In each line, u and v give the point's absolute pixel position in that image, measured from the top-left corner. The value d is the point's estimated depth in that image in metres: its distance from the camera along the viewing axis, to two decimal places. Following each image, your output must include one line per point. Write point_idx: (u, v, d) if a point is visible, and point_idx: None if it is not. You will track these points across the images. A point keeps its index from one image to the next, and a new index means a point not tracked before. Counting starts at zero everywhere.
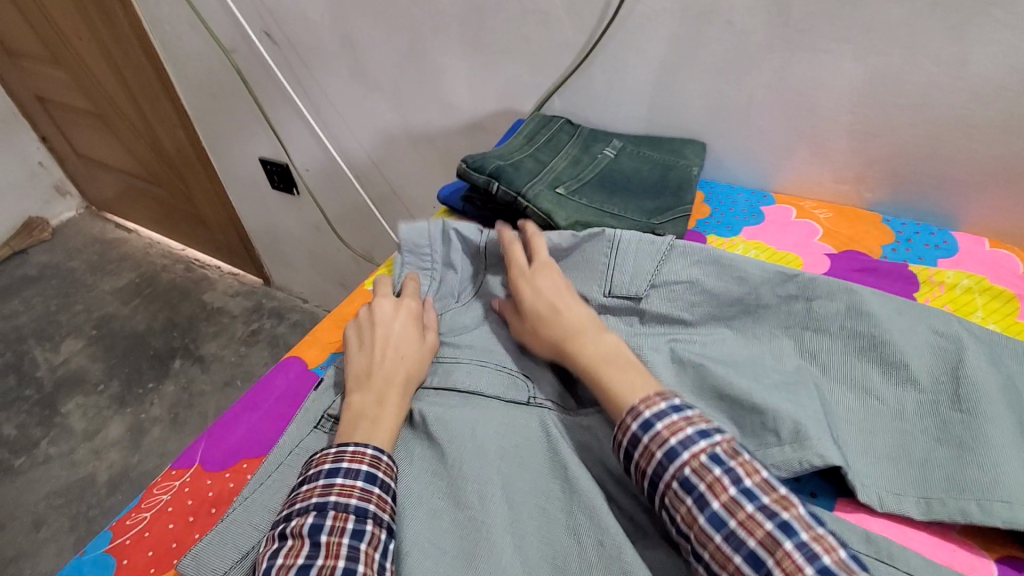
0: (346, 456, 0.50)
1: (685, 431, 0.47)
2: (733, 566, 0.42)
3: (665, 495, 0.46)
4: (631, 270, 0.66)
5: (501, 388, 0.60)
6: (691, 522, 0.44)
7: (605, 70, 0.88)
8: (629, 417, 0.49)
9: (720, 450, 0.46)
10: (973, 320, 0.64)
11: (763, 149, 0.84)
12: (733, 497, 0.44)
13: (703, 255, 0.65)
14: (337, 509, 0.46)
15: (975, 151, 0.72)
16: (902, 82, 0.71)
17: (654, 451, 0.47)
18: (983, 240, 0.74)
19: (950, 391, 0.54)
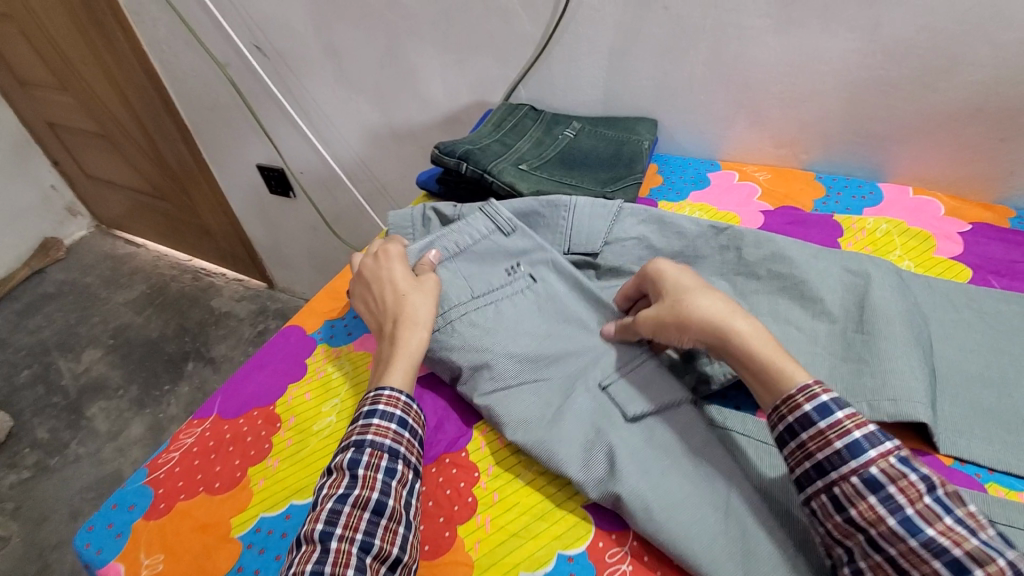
0: (383, 399, 0.57)
1: (870, 427, 0.46)
2: (928, 568, 0.40)
3: (840, 487, 0.45)
4: (586, 230, 0.75)
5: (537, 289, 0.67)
6: (874, 519, 0.43)
7: (561, 59, 0.96)
8: (800, 395, 0.48)
9: (906, 455, 0.44)
10: (891, 258, 0.71)
11: (707, 121, 0.92)
12: (929, 505, 0.42)
13: (648, 216, 0.74)
14: (374, 449, 0.53)
15: (895, 107, 0.79)
16: (822, 51, 0.78)
17: (832, 440, 0.46)
18: (907, 189, 0.82)
19: (857, 316, 0.63)
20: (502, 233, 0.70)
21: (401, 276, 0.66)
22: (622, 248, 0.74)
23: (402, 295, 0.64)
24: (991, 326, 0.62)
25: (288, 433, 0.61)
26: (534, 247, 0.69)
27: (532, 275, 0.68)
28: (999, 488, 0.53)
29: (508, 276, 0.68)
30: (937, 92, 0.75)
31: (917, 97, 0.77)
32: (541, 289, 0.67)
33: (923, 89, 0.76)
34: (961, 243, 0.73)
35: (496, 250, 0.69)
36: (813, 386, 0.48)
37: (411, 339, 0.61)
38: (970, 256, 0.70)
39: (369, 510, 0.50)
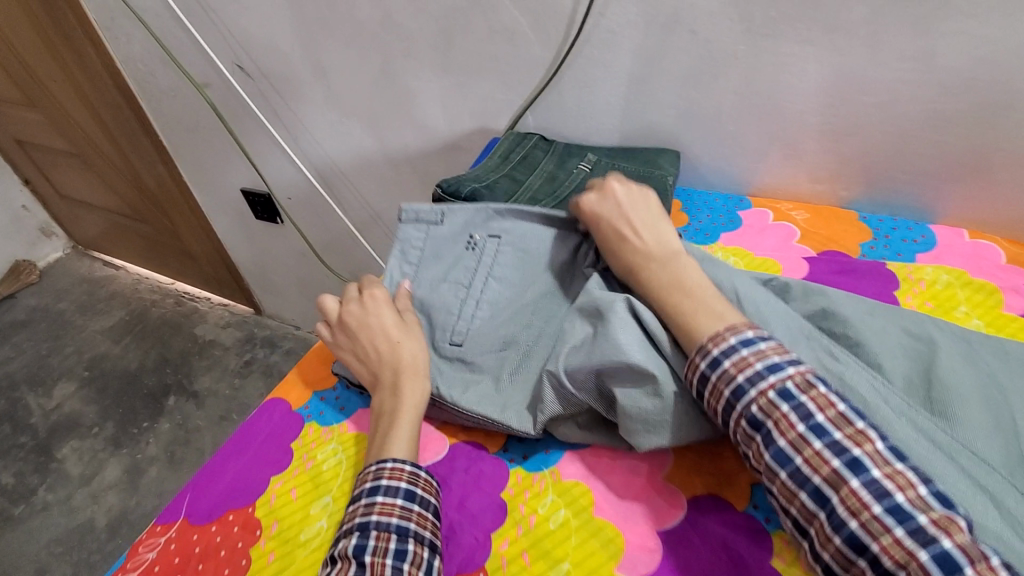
0: (386, 473, 0.51)
1: (753, 367, 0.44)
2: (798, 504, 0.40)
3: (736, 432, 0.45)
4: None
5: (495, 264, 0.66)
6: (758, 457, 0.43)
7: (574, 84, 0.88)
8: (696, 356, 0.47)
9: (791, 385, 0.43)
10: (956, 317, 0.63)
11: (737, 154, 0.83)
12: (801, 434, 0.41)
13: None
14: (380, 531, 0.47)
15: (950, 143, 0.71)
16: (870, 80, 0.70)
17: (722, 388, 0.45)
18: (962, 232, 0.74)
19: (925, 391, 0.53)
20: (434, 223, 0.69)
21: (394, 323, 0.63)
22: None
23: (395, 346, 0.61)
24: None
25: (269, 546, 0.51)
26: (472, 215, 0.69)
27: (490, 235, 0.68)
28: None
29: (470, 251, 0.68)
30: (1000, 127, 0.67)
31: (976, 132, 0.69)
32: (510, 243, 0.67)
33: (984, 123, 0.68)
34: None
35: (442, 240, 0.69)
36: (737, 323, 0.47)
37: (412, 392, 0.58)
38: None
39: None
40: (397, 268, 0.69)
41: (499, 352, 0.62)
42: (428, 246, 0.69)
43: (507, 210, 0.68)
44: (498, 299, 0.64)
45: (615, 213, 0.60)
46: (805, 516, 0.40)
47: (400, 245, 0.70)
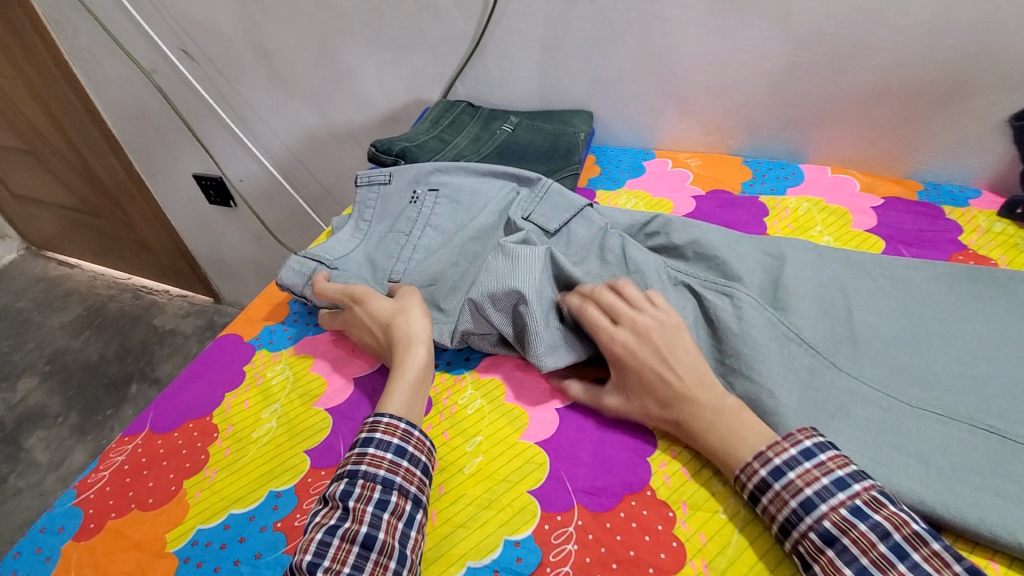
0: (380, 427, 0.53)
1: (820, 482, 0.44)
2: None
3: (801, 545, 0.44)
4: (552, 208, 0.73)
5: (436, 215, 0.76)
6: (833, 575, 0.41)
7: (495, 55, 0.97)
8: (755, 462, 0.47)
9: (862, 502, 0.42)
10: (811, 234, 0.74)
11: (641, 112, 0.94)
12: (882, 554, 0.40)
13: (572, 207, 0.73)
14: (366, 480, 0.50)
15: (811, 91, 0.82)
16: (740, 39, 0.81)
17: (787, 498, 0.45)
18: (826, 169, 0.86)
19: (771, 294, 0.63)
20: (384, 183, 0.81)
21: (382, 308, 0.64)
22: (559, 244, 0.71)
23: (390, 322, 0.63)
24: (903, 291, 0.63)
25: (225, 443, 0.59)
26: (416, 173, 0.80)
27: (430, 189, 0.79)
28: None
29: (413, 205, 0.79)
30: (849, 74, 0.79)
31: (830, 80, 0.80)
32: (445, 196, 0.78)
33: (835, 72, 0.79)
34: (875, 216, 0.76)
35: (392, 197, 0.80)
36: (797, 432, 0.47)
37: (408, 362, 0.59)
38: (885, 228, 0.74)
39: (357, 543, 0.46)
40: (351, 227, 0.80)
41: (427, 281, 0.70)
42: (383, 204, 0.80)
43: (447, 167, 0.81)
44: (433, 244, 0.74)
45: (640, 350, 0.54)
46: None
47: (358, 208, 0.81)
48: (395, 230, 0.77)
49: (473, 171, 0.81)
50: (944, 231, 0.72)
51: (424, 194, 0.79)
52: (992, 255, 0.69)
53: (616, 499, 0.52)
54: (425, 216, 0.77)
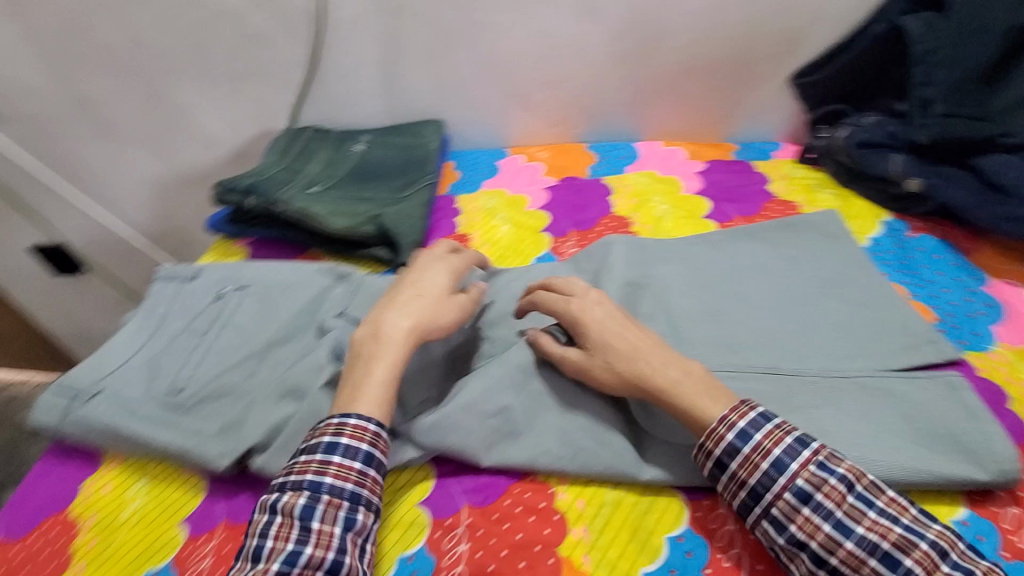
0: (347, 430, 0.49)
1: (788, 441, 0.45)
2: (868, 568, 0.41)
3: (776, 507, 0.44)
4: (364, 298, 0.70)
5: (241, 313, 0.70)
6: (813, 531, 0.43)
7: (335, 76, 0.96)
8: (721, 426, 0.47)
9: (826, 459, 0.44)
10: (652, 205, 0.82)
11: (488, 114, 0.97)
12: (853, 505, 0.43)
13: (384, 295, 0.70)
14: (333, 496, 0.46)
15: (631, 75, 0.90)
16: (559, 35, 0.86)
17: (759, 462, 0.45)
18: (658, 142, 0.94)
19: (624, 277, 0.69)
20: (189, 280, 0.75)
21: (440, 286, 0.60)
22: None
23: (443, 295, 0.59)
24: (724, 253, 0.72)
25: (89, 534, 0.55)
26: (232, 272, 0.75)
27: (237, 287, 0.73)
28: (976, 355, 0.59)
29: (217, 302, 0.72)
30: (658, 55, 0.87)
31: (644, 64, 0.88)
32: (254, 292, 0.72)
33: (646, 55, 0.87)
34: (701, 179, 0.85)
35: (196, 294, 0.74)
36: (739, 407, 0.47)
37: (405, 349, 0.54)
38: (711, 189, 0.83)
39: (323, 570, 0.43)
40: (139, 325, 0.71)
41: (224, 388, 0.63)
42: (182, 304, 0.73)
43: (262, 266, 0.75)
44: (230, 347, 0.67)
45: (597, 312, 0.55)
46: None
47: (153, 304, 0.73)
48: (191, 328, 0.70)
49: (284, 266, 0.76)
50: (756, 183, 0.83)
51: (228, 292, 0.73)
52: (795, 199, 0.80)
53: (499, 496, 0.52)
54: (224, 315, 0.70)
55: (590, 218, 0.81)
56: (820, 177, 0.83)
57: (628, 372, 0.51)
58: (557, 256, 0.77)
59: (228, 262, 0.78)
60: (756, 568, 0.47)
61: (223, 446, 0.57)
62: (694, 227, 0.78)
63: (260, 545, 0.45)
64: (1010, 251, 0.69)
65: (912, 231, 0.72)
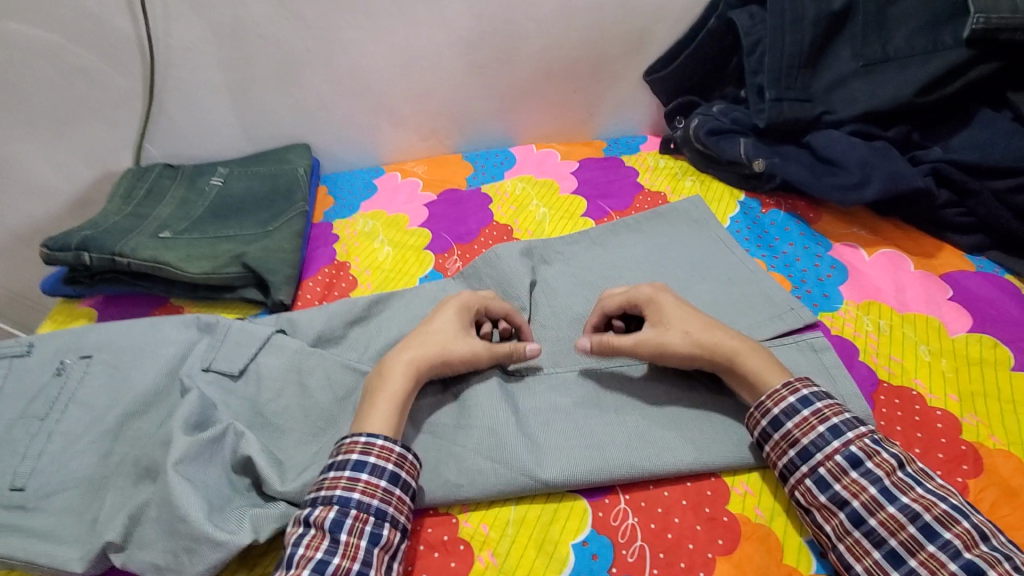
0: (376, 449, 0.48)
1: (846, 413, 0.49)
2: (906, 535, 0.43)
3: (824, 467, 0.47)
4: (232, 348, 0.63)
5: (89, 386, 0.62)
6: (859, 492, 0.45)
7: (178, 107, 0.88)
8: (785, 389, 0.50)
9: (878, 437, 0.48)
10: (531, 210, 0.82)
11: (356, 133, 0.93)
12: (901, 477, 0.46)
13: (255, 340, 0.64)
14: (360, 510, 0.45)
15: (495, 83, 0.90)
16: (417, 49, 0.85)
17: (815, 425, 0.48)
18: (531, 146, 0.95)
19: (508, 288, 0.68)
20: (21, 355, 0.65)
21: (454, 324, 0.57)
22: (248, 389, 0.61)
23: (452, 327, 0.57)
24: (603, 249, 0.74)
25: None
26: (74, 340, 0.66)
27: (82, 356, 0.64)
28: (828, 315, 0.64)
29: (59, 378, 0.63)
30: (518, 61, 0.88)
31: (505, 71, 0.89)
32: (102, 360, 0.64)
33: (507, 62, 0.88)
34: (576, 179, 0.87)
35: (31, 372, 0.64)
36: (791, 379, 0.51)
37: (428, 364, 0.54)
38: (585, 188, 0.85)
39: None
40: None
41: (78, 478, 0.56)
42: (13, 386, 0.63)
43: (109, 328, 0.66)
44: (79, 427, 0.59)
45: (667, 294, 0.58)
46: (912, 546, 0.43)
47: None
48: (27, 414, 0.60)
49: (137, 323, 0.67)
50: (627, 176, 0.86)
51: (70, 364, 0.64)
52: (662, 189, 0.84)
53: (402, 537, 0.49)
54: (67, 392, 0.61)
55: (471, 230, 0.80)
56: (682, 165, 0.88)
57: (694, 343, 0.54)
58: (442, 272, 0.75)
59: (69, 329, 0.68)
60: (657, 557, 0.47)
61: (80, 548, 0.51)
62: (573, 226, 0.79)
63: (291, 555, 0.43)
64: (844, 215, 0.75)
65: (764, 207, 0.78)
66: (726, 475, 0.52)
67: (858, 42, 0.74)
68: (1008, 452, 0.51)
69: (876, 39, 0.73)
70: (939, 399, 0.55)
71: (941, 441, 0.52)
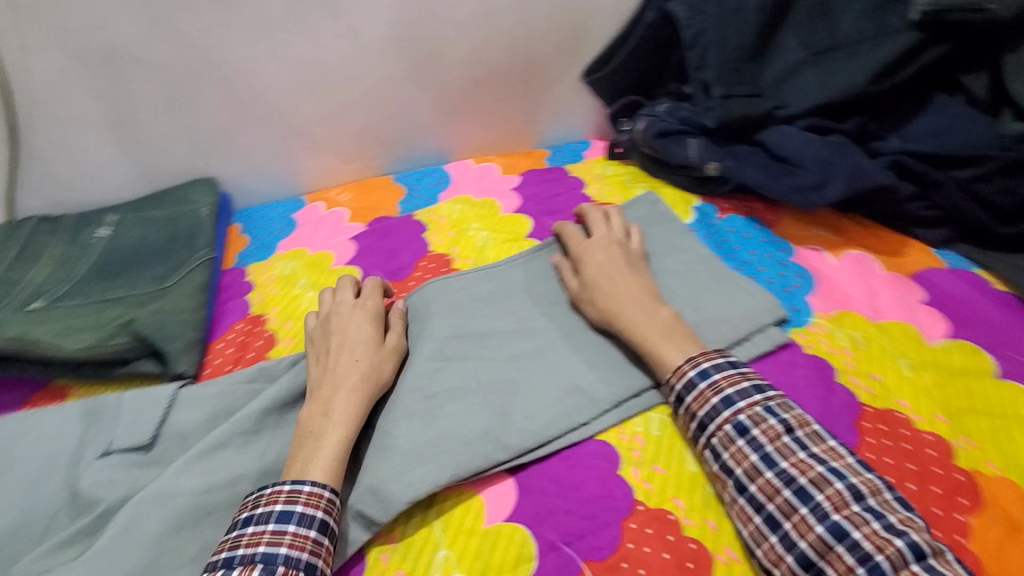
0: (300, 497, 0.44)
1: (743, 383, 0.48)
2: (780, 499, 0.43)
3: (716, 437, 0.47)
4: (130, 422, 0.55)
5: None
6: (741, 460, 0.45)
7: (51, 149, 0.75)
8: (686, 364, 0.50)
9: (775, 403, 0.47)
10: (470, 234, 0.74)
11: (268, 161, 0.83)
12: (786, 443, 0.45)
13: (160, 404, 0.56)
14: (288, 567, 0.40)
15: (420, 94, 0.81)
16: (326, 63, 0.75)
17: (710, 397, 0.48)
18: (468, 162, 0.87)
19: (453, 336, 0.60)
20: None
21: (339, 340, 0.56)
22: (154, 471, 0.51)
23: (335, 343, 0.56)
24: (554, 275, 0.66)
25: None
26: None
27: None
28: (800, 331, 0.58)
29: None
30: (443, 69, 0.79)
31: (429, 81, 0.80)
32: None
33: (430, 71, 0.79)
34: (518, 196, 0.80)
35: None
36: (695, 356, 0.51)
37: (352, 387, 0.52)
38: (529, 205, 0.78)
39: None
40: None
41: None
42: None
43: None
44: None
45: (598, 258, 0.61)
46: (785, 509, 0.43)
47: None
48: None
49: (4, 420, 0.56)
50: (573, 188, 0.79)
51: None
52: (612, 199, 0.77)
53: None
54: None
55: (405, 264, 0.72)
56: (632, 171, 0.81)
57: (607, 312, 0.57)
58: None
59: None
60: None
61: None
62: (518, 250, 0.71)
63: None
64: (805, 216, 0.70)
65: (721, 212, 0.72)
66: (706, 539, 0.45)
67: (803, 29, 0.69)
68: (1007, 480, 0.46)
69: (819, 26, 0.69)
70: (927, 420, 0.50)
71: (932, 472, 0.47)
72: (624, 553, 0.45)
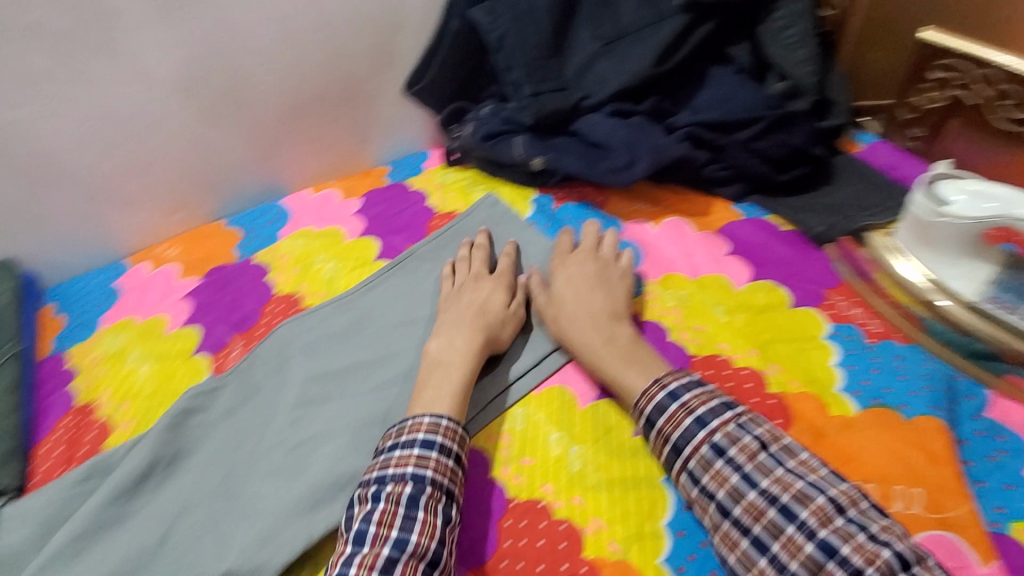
0: (438, 428, 0.49)
1: (714, 401, 0.48)
2: (767, 520, 0.43)
3: (693, 460, 0.47)
4: None
5: None
6: (722, 482, 0.45)
7: None
8: (654, 387, 0.50)
9: (746, 419, 0.47)
10: (316, 267, 0.72)
11: (73, 230, 0.74)
12: (763, 460, 0.45)
13: None
14: (434, 488, 0.46)
15: (236, 131, 0.77)
16: (116, 113, 0.68)
17: (683, 418, 0.48)
18: (306, 192, 0.84)
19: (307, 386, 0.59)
20: None
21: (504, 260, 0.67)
22: None
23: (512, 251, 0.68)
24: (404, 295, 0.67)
25: None
26: None
27: None
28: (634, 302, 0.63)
29: None
30: (255, 101, 0.76)
31: (242, 115, 0.76)
32: None
33: (241, 105, 0.75)
34: (362, 218, 0.78)
35: None
36: (661, 376, 0.51)
37: (482, 330, 0.59)
38: (373, 226, 0.77)
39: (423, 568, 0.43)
40: None
41: None
42: None
43: None
44: None
45: (569, 272, 0.63)
46: (772, 530, 0.42)
47: None
48: None
49: None
50: (415, 202, 0.80)
51: None
52: (455, 207, 0.78)
53: None
54: None
55: (250, 312, 0.68)
56: (471, 175, 0.83)
57: (571, 336, 0.58)
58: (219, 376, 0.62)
59: None
60: None
61: None
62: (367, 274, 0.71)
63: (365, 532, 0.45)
64: (628, 193, 0.76)
65: (556, 202, 0.77)
66: (574, 516, 0.48)
67: (593, 23, 0.74)
68: (807, 392, 0.54)
69: (606, 18, 0.74)
70: (742, 357, 0.57)
71: (751, 401, 0.54)
72: (502, 551, 0.47)
